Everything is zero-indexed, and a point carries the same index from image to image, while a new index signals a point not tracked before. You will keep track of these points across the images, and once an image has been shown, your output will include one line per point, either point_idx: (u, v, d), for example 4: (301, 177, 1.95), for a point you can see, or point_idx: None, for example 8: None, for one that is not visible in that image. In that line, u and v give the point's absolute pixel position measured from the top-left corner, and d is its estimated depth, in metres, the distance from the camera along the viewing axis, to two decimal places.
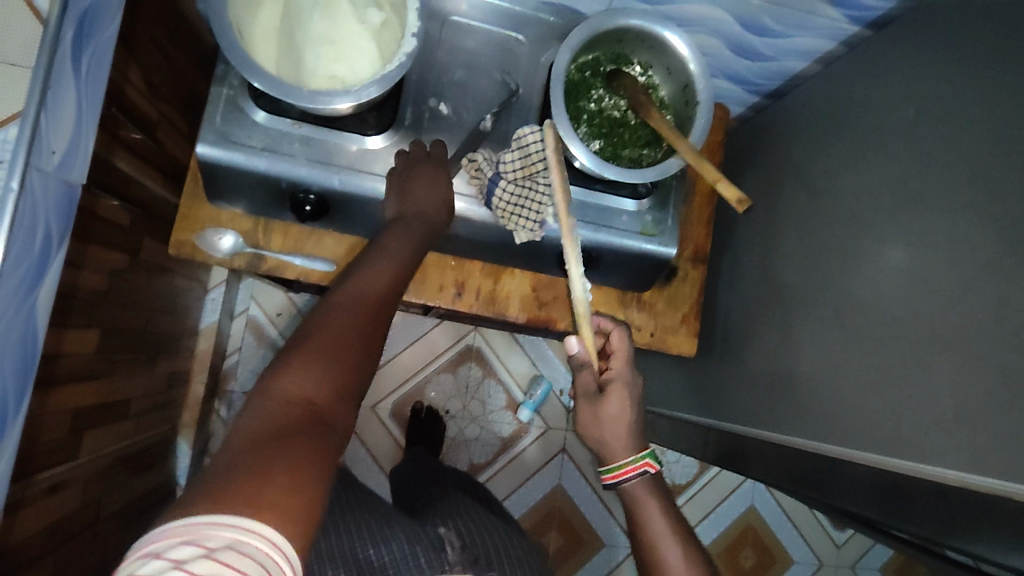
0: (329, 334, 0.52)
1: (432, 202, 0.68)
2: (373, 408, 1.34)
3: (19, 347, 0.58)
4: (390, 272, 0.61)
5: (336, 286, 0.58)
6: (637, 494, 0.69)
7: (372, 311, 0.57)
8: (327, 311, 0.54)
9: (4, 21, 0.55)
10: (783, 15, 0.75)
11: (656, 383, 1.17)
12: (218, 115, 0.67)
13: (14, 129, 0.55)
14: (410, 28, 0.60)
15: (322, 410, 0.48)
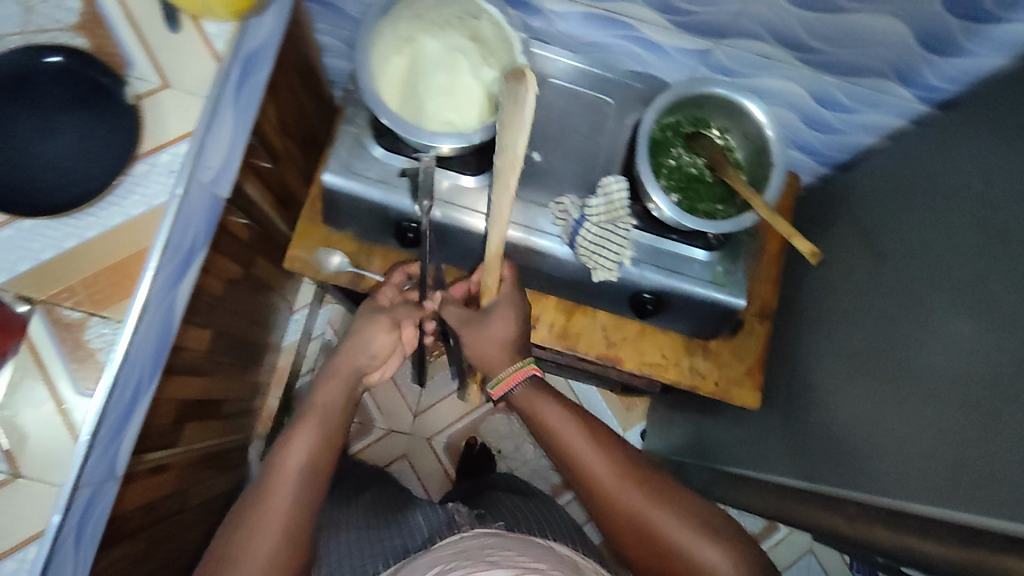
0: (259, 514, 0.62)
1: (384, 339, 0.78)
2: (429, 440, 1.38)
3: (161, 328, 0.66)
4: (323, 414, 0.72)
5: (291, 429, 0.70)
6: (528, 395, 0.75)
7: (311, 460, 0.68)
8: (265, 486, 0.65)
9: (187, 58, 0.65)
10: (855, 92, 0.81)
11: (710, 441, 1.17)
12: (343, 150, 0.77)
13: (184, 145, 0.64)
14: (516, 86, 0.70)
15: (282, 569, 0.61)
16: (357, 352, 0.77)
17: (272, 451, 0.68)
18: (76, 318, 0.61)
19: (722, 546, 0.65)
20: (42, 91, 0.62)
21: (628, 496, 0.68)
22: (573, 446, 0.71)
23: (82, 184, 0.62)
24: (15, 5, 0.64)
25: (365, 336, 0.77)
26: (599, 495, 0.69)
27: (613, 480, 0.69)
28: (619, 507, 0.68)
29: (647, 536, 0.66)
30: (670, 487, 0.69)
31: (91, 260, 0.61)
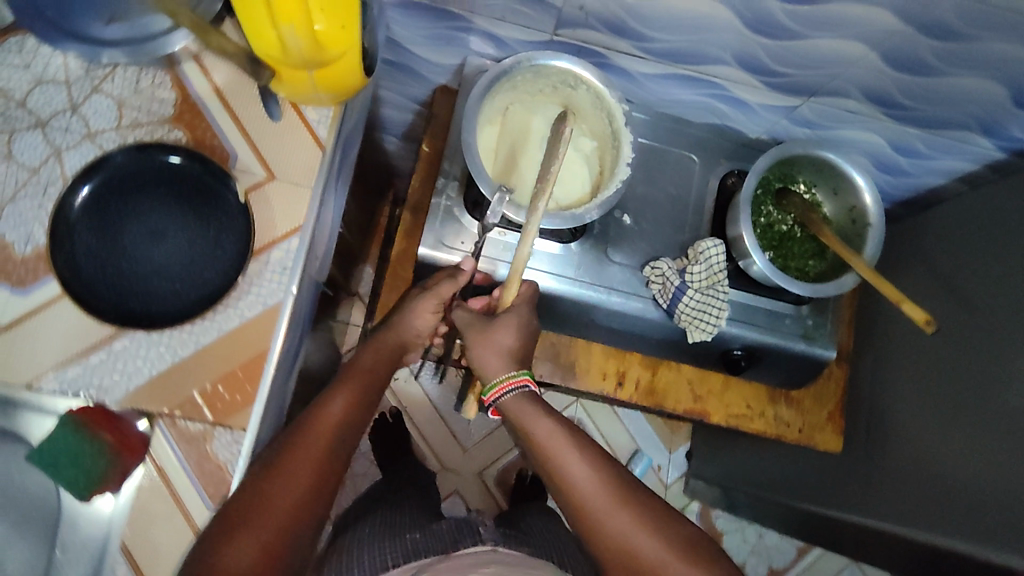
0: (289, 466, 0.55)
1: (428, 312, 0.72)
2: (480, 472, 1.33)
3: (271, 423, 0.65)
4: (360, 381, 0.66)
5: (330, 389, 0.64)
6: (520, 410, 0.66)
7: (347, 424, 0.61)
8: (304, 424, 0.59)
9: (289, 148, 0.63)
10: (936, 142, 0.80)
11: (762, 467, 1.15)
12: (437, 223, 0.75)
13: (296, 240, 0.62)
14: (624, 159, 0.68)
15: (288, 540, 0.52)
16: (403, 327, 0.72)
17: (308, 406, 0.62)
18: (198, 431, 0.59)
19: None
20: (147, 193, 0.59)
21: (629, 539, 0.59)
22: (570, 472, 0.62)
23: (197, 290, 0.59)
24: (107, 100, 0.61)
25: (409, 311, 0.72)
26: (596, 530, 0.60)
27: (619, 521, 0.60)
28: (617, 545, 0.59)
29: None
30: (683, 535, 0.61)
31: (209, 369, 0.59)
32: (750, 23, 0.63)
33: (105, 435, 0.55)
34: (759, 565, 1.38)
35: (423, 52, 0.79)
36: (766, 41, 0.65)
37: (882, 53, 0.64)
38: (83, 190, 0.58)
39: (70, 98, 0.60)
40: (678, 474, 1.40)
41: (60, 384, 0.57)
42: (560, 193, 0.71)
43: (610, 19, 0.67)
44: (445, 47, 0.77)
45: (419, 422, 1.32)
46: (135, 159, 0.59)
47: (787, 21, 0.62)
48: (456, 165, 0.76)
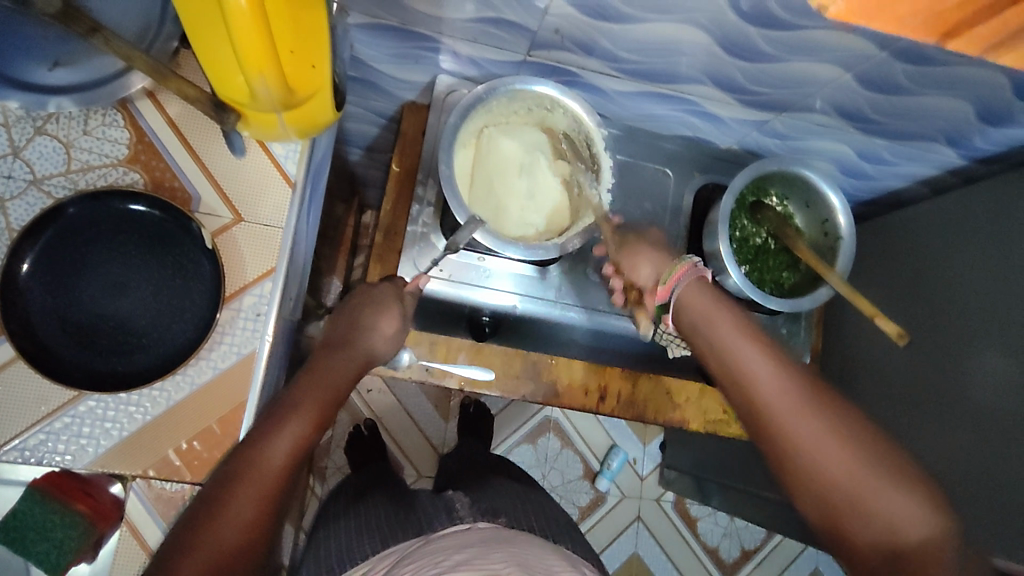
0: (205, 545, 0.41)
1: (390, 333, 0.58)
2: None
3: None
4: (321, 400, 0.50)
5: (280, 408, 0.49)
6: (693, 299, 0.62)
7: (297, 459, 0.46)
8: (240, 470, 0.44)
9: (258, 187, 0.60)
10: (900, 150, 0.81)
11: (731, 461, 1.16)
12: (414, 252, 0.74)
13: (268, 284, 0.59)
14: (605, 184, 0.68)
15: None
16: (365, 347, 0.57)
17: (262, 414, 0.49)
18: (177, 491, 0.56)
19: (920, 497, 0.47)
20: (106, 243, 0.55)
21: (818, 452, 0.49)
22: (740, 364, 0.56)
23: (166, 344, 0.56)
24: (53, 142, 0.56)
25: (374, 310, 0.58)
26: (762, 434, 0.53)
27: (769, 405, 0.53)
28: (772, 431, 0.52)
29: (820, 508, 0.49)
30: (834, 407, 0.51)
31: (184, 427, 0.56)
32: (725, 45, 0.63)
33: (78, 506, 0.52)
34: (732, 548, 1.40)
35: (388, 71, 0.75)
36: (741, 63, 0.66)
37: (857, 76, 0.66)
38: (33, 245, 0.53)
39: (11, 140, 0.56)
40: (653, 466, 1.40)
41: (21, 453, 0.53)
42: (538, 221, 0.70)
43: (583, 39, 0.65)
44: (412, 66, 0.74)
45: (392, 427, 1.27)
46: (91, 207, 0.55)
47: (767, 47, 0.63)
48: (430, 191, 0.74)
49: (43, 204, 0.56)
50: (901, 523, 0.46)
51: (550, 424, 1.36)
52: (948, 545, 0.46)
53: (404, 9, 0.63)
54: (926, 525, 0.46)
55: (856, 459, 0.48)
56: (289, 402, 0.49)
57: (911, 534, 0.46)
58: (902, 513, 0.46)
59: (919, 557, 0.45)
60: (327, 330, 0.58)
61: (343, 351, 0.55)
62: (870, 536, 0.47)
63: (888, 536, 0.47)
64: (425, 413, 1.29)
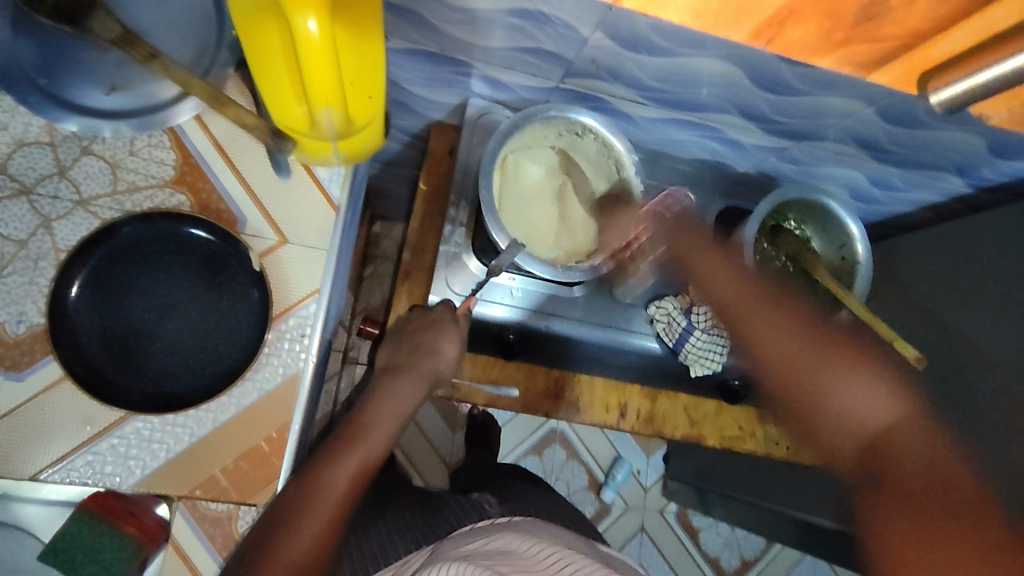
0: (278, 559, 0.42)
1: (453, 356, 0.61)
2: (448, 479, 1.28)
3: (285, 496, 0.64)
4: (384, 430, 0.53)
5: (344, 439, 0.51)
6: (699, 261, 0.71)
7: (359, 483, 0.48)
8: (310, 491, 0.46)
9: (304, 209, 0.60)
10: (911, 177, 0.84)
11: (734, 474, 1.18)
12: (444, 272, 0.75)
13: (313, 305, 0.60)
14: (636, 210, 0.70)
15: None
16: (424, 375, 0.59)
17: (326, 441, 0.51)
18: (221, 510, 0.58)
19: (882, 379, 0.57)
20: (154, 265, 0.55)
21: (784, 348, 0.61)
22: (708, 277, 0.71)
23: (213, 366, 0.56)
24: (99, 162, 0.56)
25: (438, 337, 0.61)
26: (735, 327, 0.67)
27: (752, 318, 0.66)
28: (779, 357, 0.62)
29: (806, 403, 0.58)
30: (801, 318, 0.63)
31: (230, 447, 0.57)
32: (754, 78, 0.65)
33: (127, 527, 0.55)
34: (732, 559, 1.43)
35: (420, 92, 0.76)
36: (769, 95, 0.68)
37: (878, 109, 0.69)
38: (82, 269, 0.53)
39: (57, 160, 0.55)
40: (656, 477, 1.42)
41: (67, 473, 0.53)
42: (569, 245, 0.72)
43: (616, 68, 0.67)
44: (444, 89, 0.75)
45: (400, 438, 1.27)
46: (142, 229, 0.55)
47: (794, 81, 0.65)
48: (462, 211, 0.75)
49: (90, 224, 0.55)
50: (859, 411, 0.55)
51: (556, 435, 1.38)
52: (912, 424, 0.53)
53: (444, 36, 0.64)
54: (883, 414, 0.55)
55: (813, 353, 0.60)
56: (347, 435, 0.52)
57: (873, 419, 0.55)
58: (867, 397, 0.56)
59: (889, 439, 0.53)
60: (389, 355, 0.62)
61: (407, 376, 0.59)
62: (839, 420, 0.56)
63: (856, 418, 0.56)
64: (434, 425, 1.30)
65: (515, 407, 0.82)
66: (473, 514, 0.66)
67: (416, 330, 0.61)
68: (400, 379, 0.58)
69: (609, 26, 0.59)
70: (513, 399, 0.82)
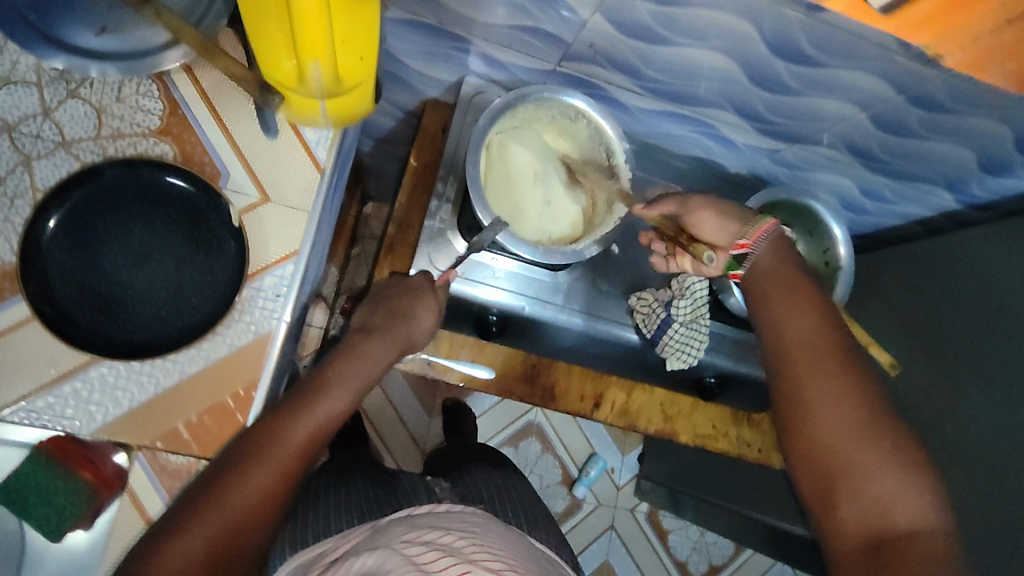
0: (226, 503, 0.43)
1: (429, 323, 0.62)
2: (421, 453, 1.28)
3: None
4: (351, 387, 0.53)
5: (309, 390, 0.51)
6: (762, 264, 0.59)
7: (318, 437, 0.49)
8: (266, 440, 0.47)
9: (288, 170, 0.60)
10: (900, 189, 0.84)
11: (707, 477, 1.18)
12: (426, 245, 0.74)
13: (290, 266, 0.59)
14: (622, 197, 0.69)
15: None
16: (402, 337, 0.59)
17: (292, 389, 0.52)
18: (182, 463, 0.57)
19: (927, 488, 0.48)
20: (128, 214, 0.55)
21: (832, 417, 0.51)
22: (779, 316, 0.57)
23: (184, 319, 0.56)
24: (84, 106, 0.56)
25: (419, 303, 0.61)
26: (783, 402, 0.54)
27: (796, 363, 0.54)
28: (807, 424, 0.52)
29: (846, 486, 0.49)
30: (863, 388, 0.52)
31: (197, 401, 0.56)
32: (750, 75, 0.66)
33: (83, 473, 0.54)
34: (699, 563, 1.43)
35: (417, 66, 0.75)
36: (763, 93, 0.69)
37: (872, 116, 0.69)
38: (59, 210, 0.53)
39: (42, 100, 0.55)
40: (630, 476, 1.42)
41: (27, 414, 0.53)
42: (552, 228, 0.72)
43: (613, 55, 0.67)
44: (442, 65, 0.75)
45: (377, 419, 1.27)
46: (123, 175, 0.55)
47: (788, 80, 0.66)
48: (450, 187, 0.75)
49: (69, 166, 0.55)
50: (900, 513, 0.47)
51: (533, 427, 1.38)
52: (941, 538, 0.46)
53: (443, 9, 0.64)
54: (927, 517, 0.47)
55: (898, 463, 0.49)
56: (313, 387, 0.52)
57: (906, 520, 0.47)
58: (908, 503, 0.47)
59: (914, 538, 0.46)
60: (365, 316, 0.60)
61: (384, 332, 0.58)
62: (858, 512, 0.48)
63: (880, 517, 0.47)
64: (410, 409, 1.29)
65: (489, 388, 0.82)
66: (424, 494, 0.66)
67: (395, 294, 0.62)
68: (379, 335, 0.58)
69: (609, 9, 0.59)
70: (488, 381, 0.82)
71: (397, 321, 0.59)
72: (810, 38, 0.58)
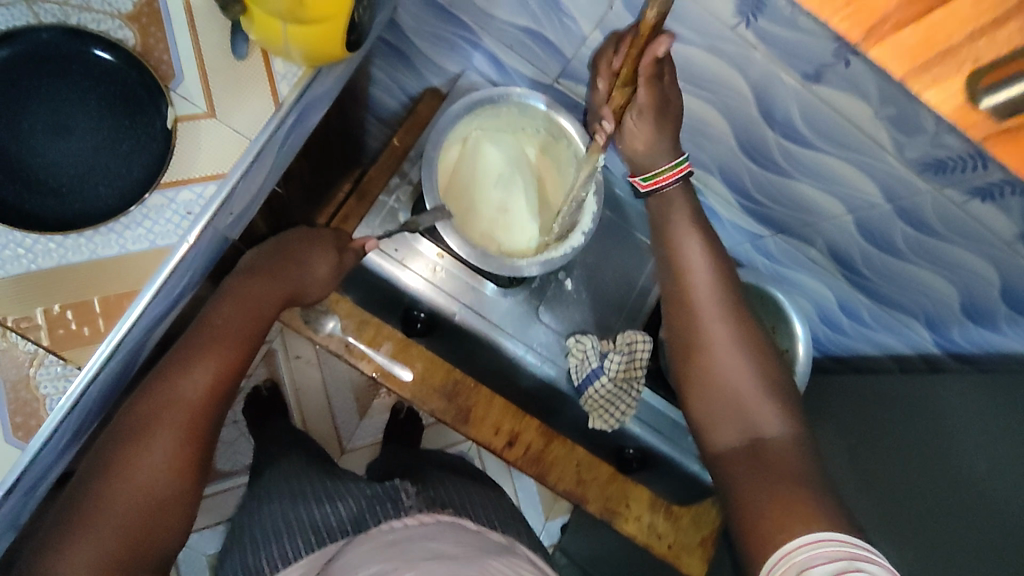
0: (145, 447, 0.51)
1: (324, 274, 0.64)
2: (340, 455, 1.18)
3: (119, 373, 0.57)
4: (240, 332, 0.57)
5: (197, 342, 0.55)
6: (676, 219, 0.61)
7: (216, 387, 0.55)
8: (161, 400, 0.52)
9: (244, 93, 0.58)
10: (880, 316, 0.78)
11: (618, 565, 1.09)
12: (376, 219, 0.73)
13: (212, 188, 0.56)
14: (581, 227, 0.67)
15: (137, 537, 0.50)
16: (298, 286, 0.63)
17: (181, 341, 0.55)
18: (28, 353, 0.52)
19: (785, 410, 0.53)
20: (65, 83, 0.53)
21: (723, 358, 0.56)
22: (688, 257, 0.60)
23: (86, 205, 0.53)
24: None
25: (313, 252, 0.64)
26: (682, 341, 0.59)
27: (697, 320, 0.58)
28: (698, 354, 0.57)
29: (727, 413, 0.54)
30: (749, 326, 0.57)
31: (65, 291, 0.53)
32: (744, 144, 0.65)
33: None
34: None
35: (425, 50, 0.75)
36: (753, 165, 0.67)
37: (858, 221, 0.66)
38: None
39: None
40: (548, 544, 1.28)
41: None
42: (502, 236, 0.70)
43: None
44: (449, 53, 0.74)
45: (304, 402, 1.16)
46: (66, 43, 0.53)
47: (779, 157, 0.63)
48: (416, 170, 0.74)
49: (25, 21, 0.53)
50: (765, 427, 0.52)
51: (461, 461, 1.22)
52: (794, 444, 0.51)
53: None
54: (782, 428, 0.52)
55: (762, 382, 0.54)
56: (201, 342, 0.55)
57: (774, 434, 0.52)
58: (778, 424, 0.52)
59: (778, 449, 0.51)
60: (258, 257, 0.62)
61: (267, 277, 0.60)
62: (736, 433, 0.54)
63: (753, 435, 0.53)
64: (343, 401, 1.18)
65: (400, 391, 0.78)
66: (385, 509, 0.61)
67: (295, 244, 0.63)
68: (275, 280, 0.61)
69: (608, 29, 0.59)
70: (402, 383, 0.78)
71: (294, 270, 0.62)
72: (804, 114, 0.56)
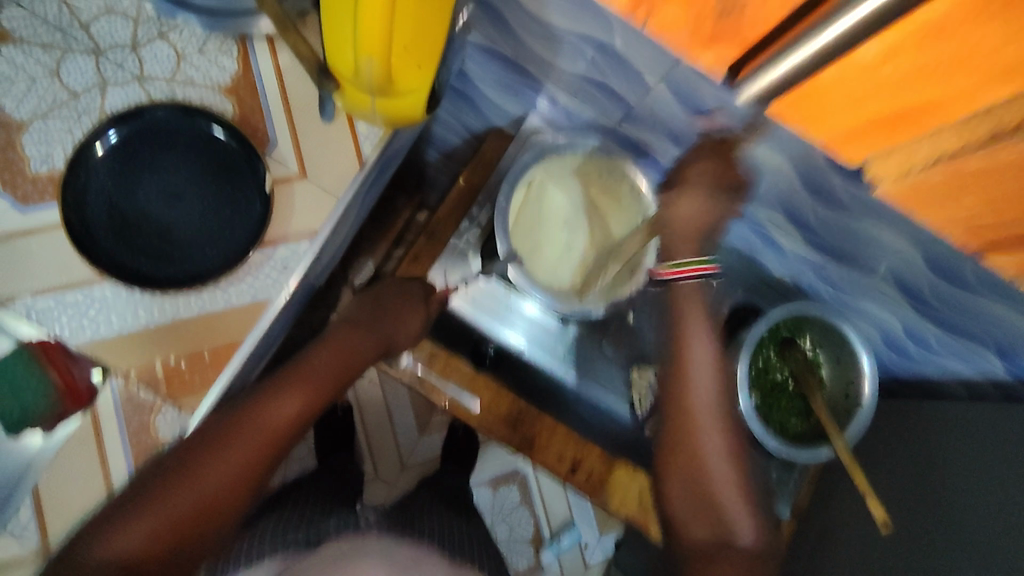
0: (223, 453, 0.50)
1: (412, 330, 0.67)
2: (402, 469, 1.22)
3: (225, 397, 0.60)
4: (332, 376, 0.58)
5: (295, 374, 0.56)
6: (687, 303, 0.66)
7: (302, 421, 0.54)
8: (254, 413, 0.52)
9: (331, 155, 0.62)
10: (948, 343, 0.76)
11: None
12: (447, 261, 0.78)
13: (305, 244, 0.61)
14: (645, 267, 0.71)
15: (186, 546, 0.48)
16: (385, 333, 0.65)
17: (285, 370, 0.56)
18: (147, 400, 0.59)
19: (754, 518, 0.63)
20: (171, 155, 0.58)
21: (699, 477, 0.64)
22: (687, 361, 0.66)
23: (193, 266, 0.58)
24: (168, 49, 0.60)
25: (405, 310, 0.67)
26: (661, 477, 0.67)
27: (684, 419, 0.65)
28: (684, 407, 0.65)
29: (697, 506, 0.64)
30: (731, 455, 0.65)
31: (176, 344, 0.59)
32: (806, 181, 0.65)
33: (55, 375, 0.56)
34: None
35: (489, 94, 0.77)
36: (816, 203, 0.68)
37: (925, 257, 0.65)
38: (111, 135, 0.56)
39: (133, 35, 0.59)
40: (602, 559, 1.30)
41: (27, 311, 0.56)
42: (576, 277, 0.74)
43: (674, 128, 0.69)
44: (513, 99, 0.76)
45: (368, 420, 1.21)
46: (177, 118, 0.58)
47: (843, 197, 0.63)
48: (484, 213, 0.78)
49: (138, 99, 0.59)
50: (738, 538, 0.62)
51: (517, 476, 1.27)
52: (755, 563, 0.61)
53: (521, 45, 0.65)
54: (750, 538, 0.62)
55: (738, 485, 0.63)
56: (297, 374, 0.56)
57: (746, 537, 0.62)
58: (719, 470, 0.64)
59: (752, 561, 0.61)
60: (353, 309, 0.66)
61: (366, 331, 0.64)
62: (703, 536, 0.63)
63: (728, 536, 0.62)
64: (403, 420, 1.22)
65: (472, 422, 0.80)
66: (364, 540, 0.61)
67: (388, 297, 0.67)
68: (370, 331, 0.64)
69: (673, 81, 0.60)
70: (473, 414, 0.80)
71: (390, 322, 0.66)
72: None
